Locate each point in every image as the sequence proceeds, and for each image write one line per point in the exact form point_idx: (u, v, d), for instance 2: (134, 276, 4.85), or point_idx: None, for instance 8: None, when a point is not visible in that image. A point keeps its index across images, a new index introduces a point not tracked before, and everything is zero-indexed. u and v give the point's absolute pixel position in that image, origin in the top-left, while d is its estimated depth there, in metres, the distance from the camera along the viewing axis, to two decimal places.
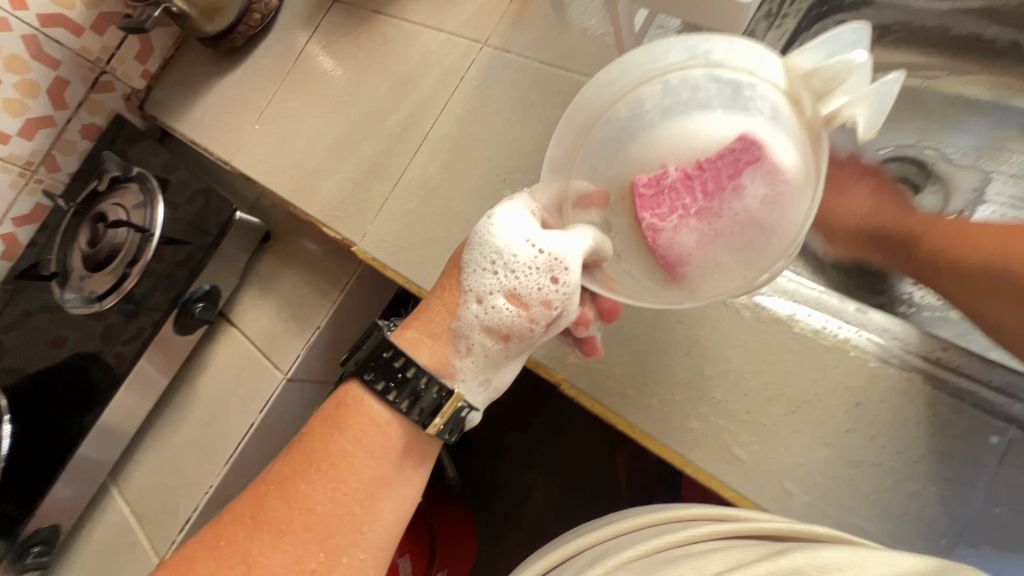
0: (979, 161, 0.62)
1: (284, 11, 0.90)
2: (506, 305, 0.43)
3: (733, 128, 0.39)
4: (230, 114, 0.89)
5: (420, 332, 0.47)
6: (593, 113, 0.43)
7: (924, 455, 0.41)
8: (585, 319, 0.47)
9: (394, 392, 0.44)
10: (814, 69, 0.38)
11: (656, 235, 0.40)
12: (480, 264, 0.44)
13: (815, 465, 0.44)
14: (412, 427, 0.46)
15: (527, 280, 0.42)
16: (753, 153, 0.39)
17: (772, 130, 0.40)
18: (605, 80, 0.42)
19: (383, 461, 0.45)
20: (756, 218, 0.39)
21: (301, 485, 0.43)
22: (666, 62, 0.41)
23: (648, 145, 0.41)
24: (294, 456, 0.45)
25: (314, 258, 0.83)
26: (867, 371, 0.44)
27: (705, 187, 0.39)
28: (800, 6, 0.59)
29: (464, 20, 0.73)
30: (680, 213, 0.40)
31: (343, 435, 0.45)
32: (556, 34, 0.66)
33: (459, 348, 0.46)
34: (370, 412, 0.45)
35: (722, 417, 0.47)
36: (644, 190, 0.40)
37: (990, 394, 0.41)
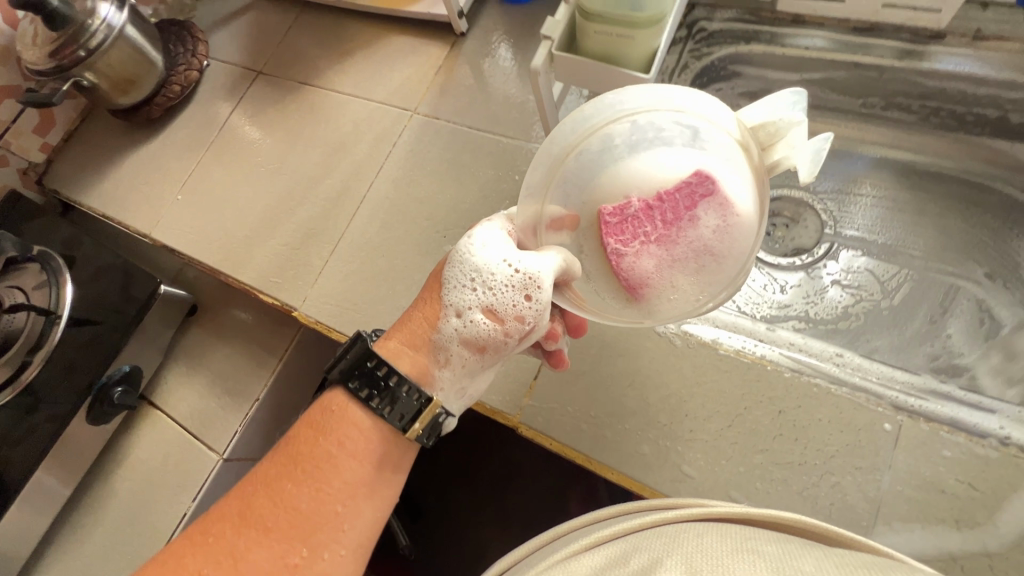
0: (840, 195, 0.71)
1: (205, 83, 0.90)
2: (484, 318, 0.46)
3: (690, 164, 0.43)
4: (147, 185, 0.86)
5: (401, 347, 0.49)
6: (566, 145, 0.46)
7: (838, 449, 0.47)
8: (554, 334, 0.49)
9: (376, 400, 0.46)
10: (760, 125, 0.44)
11: (619, 259, 0.43)
12: (461, 280, 0.47)
13: (754, 472, 0.48)
14: (391, 434, 0.47)
15: (504, 296, 0.45)
16: (707, 187, 0.42)
17: (725, 169, 0.43)
18: (578, 116, 0.46)
19: (366, 463, 0.46)
20: (708, 245, 0.42)
21: (284, 486, 0.44)
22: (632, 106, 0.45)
23: (614, 176, 0.44)
24: (277, 461, 0.45)
25: (249, 327, 0.80)
26: (784, 382, 0.50)
27: (665, 216, 0.42)
28: (686, 78, 0.70)
29: (392, 91, 0.78)
30: (642, 239, 0.43)
31: (326, 438, 0.46)
32: (481, 102, 0.73)
33: (439, 360, 0.48)
34: (353, 418, 0.46)
35: (670, 439, 0.51)
36: (609, 218, 0.43)
37: (878, 389, 0.49)
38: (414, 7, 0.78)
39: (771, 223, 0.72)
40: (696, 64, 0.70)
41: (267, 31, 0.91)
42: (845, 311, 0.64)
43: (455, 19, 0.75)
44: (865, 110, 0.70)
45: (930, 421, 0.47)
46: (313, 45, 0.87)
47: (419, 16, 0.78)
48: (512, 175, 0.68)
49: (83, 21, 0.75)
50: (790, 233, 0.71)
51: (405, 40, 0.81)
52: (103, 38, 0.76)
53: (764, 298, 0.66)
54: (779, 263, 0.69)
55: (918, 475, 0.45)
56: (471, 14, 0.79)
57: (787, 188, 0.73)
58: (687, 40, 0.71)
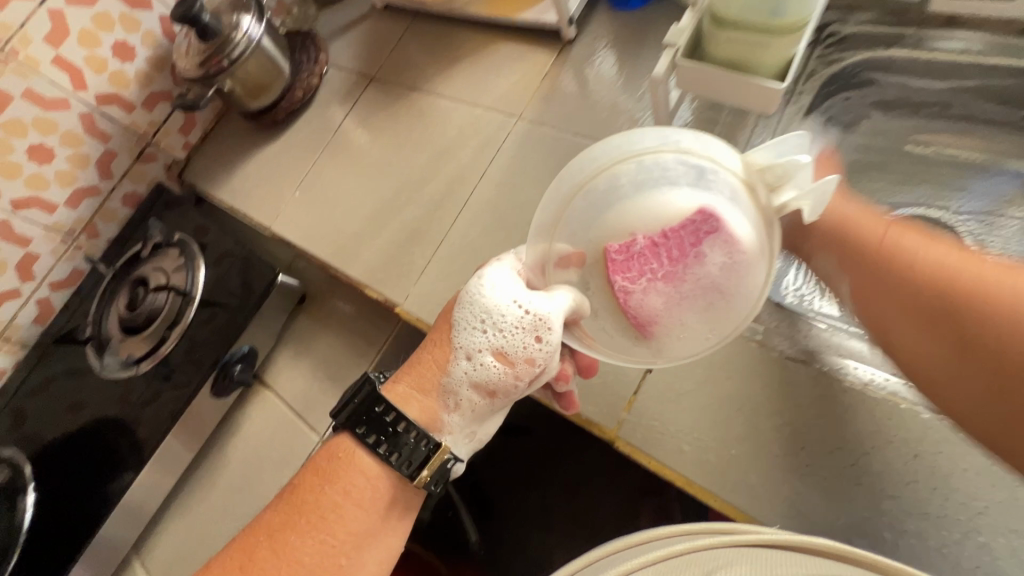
0: (1000, 210, 0.61)
1: (324, 88, 0.97)
2: (495, 361, 0.49)
3: (696, 203, 0.43)
4: (269, 182, 0.94)
5: (412, 386, 0.53)
6: (573, 184, 0.47)
7: (989, 506, 0.42)
8: (565, 375, 0.52)
9: (383, 445, 0.50)
10: (768, 166, 0.43)
11: (627, 297, 0.44)
12: (471, 322, 0.50)
13: (881, 519, 0.44)
14: (399, 479, 0.52)
15: (513, 339, 0.48)
16: (712, 226, 0.42)
17: (732, 208, 0.43)
18: (586, 157, 0.47)
19: (371, 513, 0.50)
20: (716, 283, 0.43)
21: (291, 535, 0.49)
22: (641, 146, 0.45)
23: (619, 215, 0.44)
24: (284, 508, 0.51)
25: (351, 319, 0.85)
26: (920, 423, 0.45)
27: (670, 254, 0.43)
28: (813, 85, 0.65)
29: (498, 96, 0.80)
30: (650, 277, 0.43)
31: (333, 487, 0.50)
32: (587, 109, 0.73)
33: (448, 403, 0.52)
34: (359, 464, 0.51)
35: (781, 471, 0.48)
36: (615, 257, 0.44)
37: None
38: (525, 14, 0.79)
39: None
40: (824, 70, 0.66)
41: (381, 39, 0.96)
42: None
43: (565, 26, 0.76)
44: None
45: None
46: (423, 53, 0.90)
47: (529, 24, 0.79)
48: None
49: (228, 35, 0.83)
50: None
51: (512, 47, 0.83)
52: (242, 51, 0.84)
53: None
54: None
55: None
56: (580, 21, 0.79)
57: (925, 204, 0.65)
58: (816, 45, 0.67)
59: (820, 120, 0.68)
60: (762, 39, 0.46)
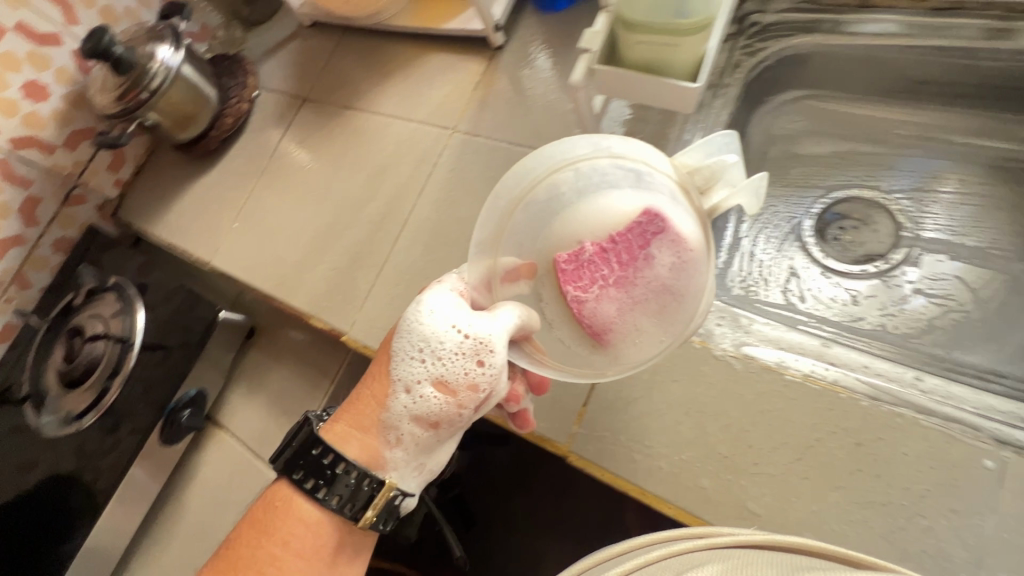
0: (921, 192, 0.64)
1: (257, 112, 0.94)
2: (435, 392, 0.48)
3: (639, 204, 0.44)
4: (207, 214, 0.91)
5: (354, 423, 0.51)
6: (513, 197, 0.47)
7: (930, 488, 0.42)
8: (515, 395, 0.51)
9: (323, 489, 0.48)
10: (697, 168, 0.45)
11: (581, 306, 0.44)
12: (409, 353, 0.48)
13: (830, 510, 0.44)
14: (344, 522, 0.50)
15: (453, 366, 0.46)
16: (657, 226, 0.44)
17: (674, 207, 0.45)
18: (522, 170, 0.47)
19: (314, 563, 0.48)
20: (666, 284, 0.44)
21: None
22: (575, 155, 0.47)
23: (563, 226, 0.45)
24: (224, 563, 0.49)
25: (304, 349, 0.82)
26: (861, 411, 0.46)
27: (619, 257, 0.44)
28: (740, 76, 0.64)
29: (432, 110, 0.78)
30: (600, 284, 0.44)
31: (271, 539, 0.48)
32: (521, 117, 0.71)
33: (391, 439, 0.50)
34: (299, 513, 0.49)
35: (731, 472, 0.47)
36: (565, 266, 0.44)
37: (974, 419, 0.44)
38: (451, 23, 0.78)
39: (841, 225, 0.66)
40: (752, 61, 0.64)
41: (312, 58, 0.93)
42: (929, 323, 0.58)
43: (492, 33, 0.74)
44: (945, 100, 0.63)
45: None
46: (354, 69, 0.88)
47: (457, 33, 0.78)
48: None
49: (144, 66, 0.80)
50: (861, 235, 0.65)
51: (443, 57, 0.81)
52: (162, 80, 0.80)
53: (835, 307, 0.61)
54: (849, 270, 0.64)
55: None
56: (508, 26, 0.77)
57: (858, 186, 0.67)
58: (738, 36, 0.66)
59: (750, 111, 0.68)
60: (676, 37, 0.45)
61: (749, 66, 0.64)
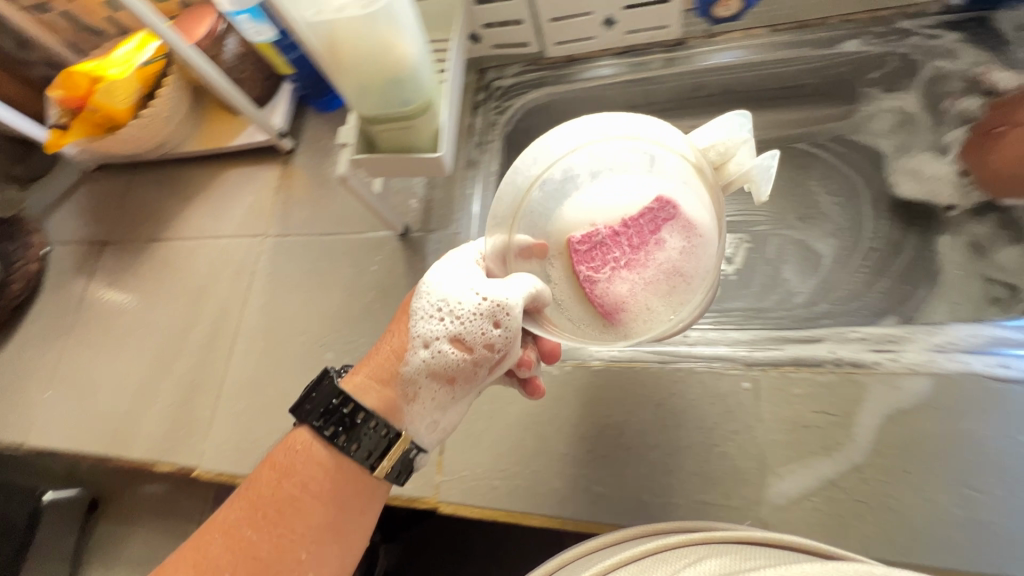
0: None
1: (52, 270, 0.87)
2: (450, 349, 0.44)
3: (652, 192, 0.50)
4: (10, 391, 0.81)
5: (365, 386, 0.47)
6: (530, 176, 0.50)
7: (715, 420, 0.52)
8: (527, 360, 0.48)
9: (343, 436, 0.45)
10: (710, 145, 0.47)
11: (592, 286, 0.49)
12: (426, 311, 0.45)
13: (654, 469, 0.51)
14: (360, 471, 0.46)
15: (469, 326, 0.43)
16: (668, 213, 0.49)
17: (682, 187, 0.50)
18: (535, 150, 0.50)
19: (329, 507, 0.45)
20: (677, 266, 0.48)
21: (245, 531, 0.44)
22: (603, 134, 0.50)
23: (574, 211, 0.51)
24: (239, 501, 0.45)
25: (162, 500, 0.76)
26: (653, 376, 0.55)
27: (630, 241, 0.50)
28: (499, 131, 0.75)
29: (240, 221, 0.80)
30: (612, 265, 0.49)
31: (289, 480, 0.45)
32: (325, 208, 0.76)
33: (406, 394, 0.47)
34: (314, 456, 0.46)
35: (574, 465, 0.53)
36: (579, 247, 0.50)
37: (729, 352, 0.54)
38: (238, 139, 0.81)
39: None
40: (504, 118, 0.75)
41: (104, 201, 0.90)
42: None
43: (277, 140, 0.79)
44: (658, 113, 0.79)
45: (781, 365, 0.52)
46: (151, 201, 0.87)
47: (245, 147, 0.81)
48: (370, 266, 0.70)
49: None
50: None
51: (239, 171, 0.84)
52: None
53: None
54: None
55: (781, 418, 0.50)
56: (293, 131, 0.83)
57: None
58: (488, 100, 0.76)
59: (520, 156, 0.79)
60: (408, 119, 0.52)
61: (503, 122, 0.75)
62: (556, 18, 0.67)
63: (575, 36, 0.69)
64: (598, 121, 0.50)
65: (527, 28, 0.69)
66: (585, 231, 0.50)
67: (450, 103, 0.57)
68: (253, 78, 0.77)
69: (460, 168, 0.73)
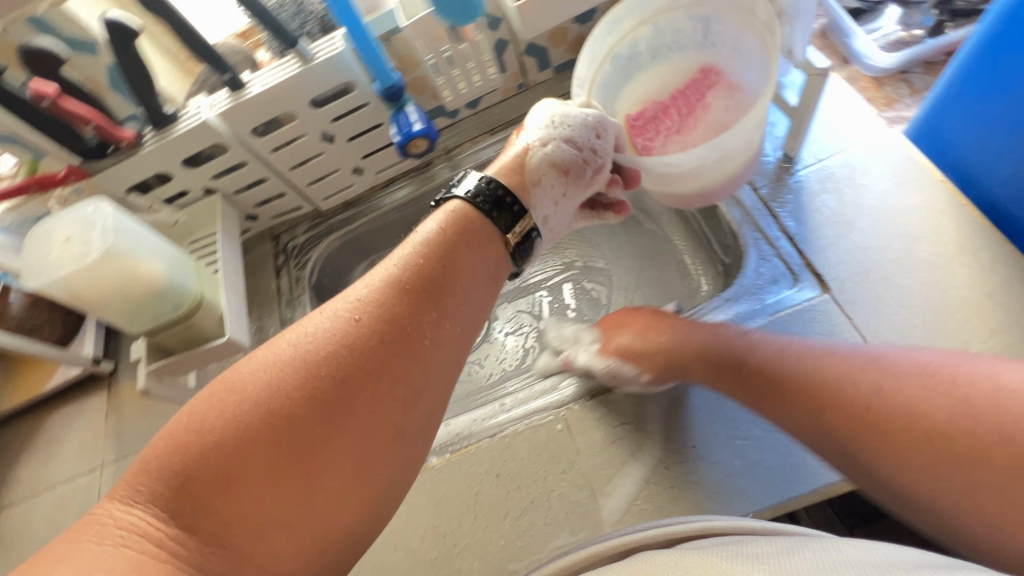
0: None
1: None
2: (565, 145, 0.55)
3: (700, 62, 0.66)
4: None
5: (463, 220, 0.48)
6: (604, 51, 0.64)
7: (545, 467, 0.58)
8: (615, 180, 0.60)
9: (495, 217, 0.49)
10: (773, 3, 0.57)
11: (647, 150, 0.67)
12: (541, 121, 0.56)
13: (512, 535, 0.55)
14: (469, 256, 0.46)
15: (579, 130, 0.55)
16: (710, 81, 0.65)
17: (728, 56, 0.65)
18: (622, 10, 0.61)
19: (481, 286, 0.47)
20: (721, 120, 0.64)
21: (387, 335, 0.40)
22: (657, 4, 0.62)
23: (656, 69, 0.68)
24: (309, 357, 0.39)
25: None
26: (486, 451, 0.60)
27: (678, 109, 0.66)
28: (304, 284, 0.81)
29: (73, 461, 0.77)
30: (663, 133, 0.66)
31: (410, 283, 0.43)
32: (159, 415, 0.76)
33: (512, 214, 0.51)
34: (434, 249, 0.45)
35: (445, 565, 0.56)
36: (635, 122, 0.67)
37: (539, 405, 0.62)
38: (52, 380, 0.80)
39: None
40: (306, 271, 0.82)
41: None
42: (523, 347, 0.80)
43: (94, 367, 0.79)
44: None
45: (581, 398, 0.60)
46: None
47: (63, 384, 0.80)
48: None
49: None
50: None
51: (62, 410, 0.81)
52: None
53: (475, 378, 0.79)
54: None
55: (594, 443, 0.58)
56: (111, 351, 0.83)
57: None
58: (288, 260, 0.83)
59: (334, 298, 0.86)
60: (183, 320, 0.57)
61: (306, 275, 0.82)
62: (311, 183, 0.75)
63: (336, 188, 0.78)
64: (655, 1, 0.62)
65: (292, 197, 0.76)
66: (636, 109, 0.69)
67: (228, 288, 0.63)
68: (51, 319, 0.78)
69: (277, 329, 0.77)
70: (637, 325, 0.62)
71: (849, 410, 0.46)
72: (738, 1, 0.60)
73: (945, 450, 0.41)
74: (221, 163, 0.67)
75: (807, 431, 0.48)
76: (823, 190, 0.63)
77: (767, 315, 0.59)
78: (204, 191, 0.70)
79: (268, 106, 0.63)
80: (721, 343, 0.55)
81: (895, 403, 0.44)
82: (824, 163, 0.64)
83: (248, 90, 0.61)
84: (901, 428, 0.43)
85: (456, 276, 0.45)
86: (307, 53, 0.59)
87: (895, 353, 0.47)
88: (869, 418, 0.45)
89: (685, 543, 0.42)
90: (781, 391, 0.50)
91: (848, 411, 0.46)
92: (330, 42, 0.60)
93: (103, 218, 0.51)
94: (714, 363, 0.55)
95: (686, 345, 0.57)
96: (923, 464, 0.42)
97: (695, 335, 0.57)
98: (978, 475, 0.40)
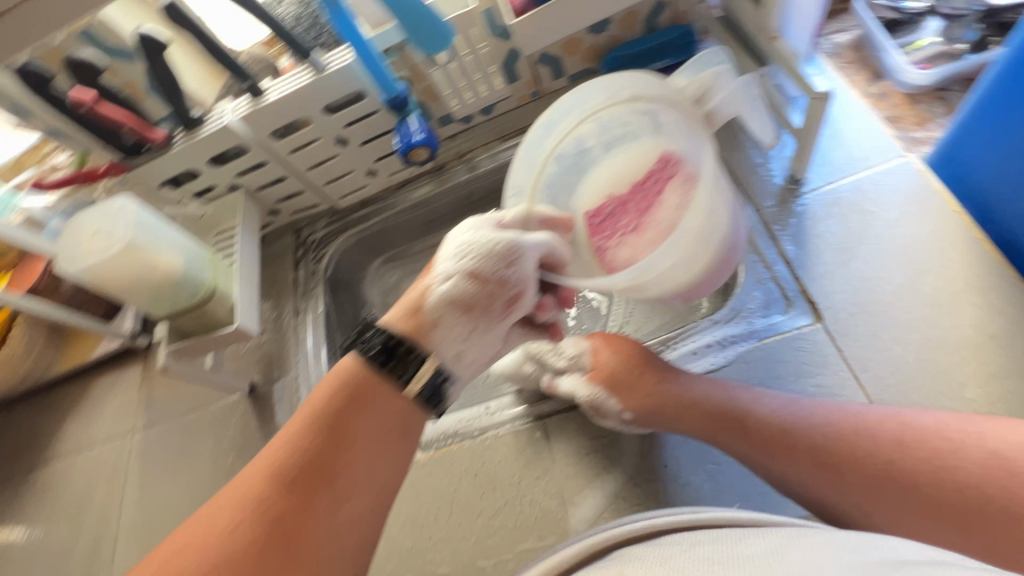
0: None
1: None
2: (467, 279, 0.51)
3: (659, 152, 0.61)
4: None
5: (353, 377, 0.50)
6: (546, 147, 0.64)
7: (521, 474, 0.60)
8: (544, 304, 0.57)
9: (391, 368, 0.50)
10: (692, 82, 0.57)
11: (605, 250, 0.63)
12: (460, 234, 0.54)
13: (483, 535, 0.58)
14: (382, 420, 0.49)
15: (482, 261, 0.51)
16: (670, 168, 0.59)
17: (686, 147, 0.58)
18: (548, 121, 0.62)
19: (389, 448, 0.49)
20: (671, 224, 0.58)
21: (312, 501, 0.45)
22: (591, 105, 0.62)
23: (599, 169, 0.66)
24: (299, 476, 0.46)
25: None
26: (466, 452, 0.63)
27: (636, 206, 0.61)
28: (319, 278, 0.86)
29: (110, 426, 0.85)
30: (620, 233, 0.62)
31: (357, 418, 0.48)
32: (184, 391, 0.84)
33: (425, 301, 0.51)
34: (350, 403, 0.49)
35: (419, 556, 0.59)
36: (593, 220, 0.64)
37: (521, 412, 0.63)
38: (96, 351, 0.89)
39: None
40: (321, 265, 0.87)
41: None
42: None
43: (131, 342, 0.87)
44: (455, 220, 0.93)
45: (561, 410, 0.61)
46: (27, 432, 0.91)
47: (105, 355, 0.89)
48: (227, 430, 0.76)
49: None
50: None
51: (104, 379, 0.90)
52: None
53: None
54: None
55: (569, 454, 0.59)
56: (148, 328, 0.92)
57: None
58: (306, 254, 0.88)
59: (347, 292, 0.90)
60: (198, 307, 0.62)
61: (322, 268, 0.86)
62: (328, 182, 0.79)
63: (352, 188, 0.82)
64: (610, 88, 0.61)
65: (310, 195, 0.81)
66: (593, 206, 0.65)
67: (241, 280, 0.68)
68: (97, 297, 0.86)
69: (291, 318, 0.83)
70: (647, 366, 0.56)
71: (855, 465, 0.47)
72: (676, 89, 0.57)
73: (936, 503, 0.43)
74: (243, 162, 0.72)
75: (809, 482, 0.48)
76: (828, 214, 0.60)
77: (753, 340, 0.58)
78: (229, 186, 0.76)
79: (284, 112, 0.67)
80: (720, 395, 0.53)
81: (888, 461, 0.46)
82: (831, 187, 0.62)
83: (266, 97, 0.66)
84: (875, 481, 0.46)
85: (359, 416, 0.49)
86: (320, 63, 0.63)
87: (871, 418, 0.48)
88: (880, 471, 0.46)
89: (666, 536, 0.41)
90: (779, 450, 0.49)
91: (857, 469, 0.47)
92: (342, 52, 0.64)
93: (127, 216, 0.56)
94: (716, 428, 0.52)
95: (693, 395, 0.54)
96: (899, 513, 0.45)
97: (687, 389, 0.54)
98: (990, 547, 0.42)
